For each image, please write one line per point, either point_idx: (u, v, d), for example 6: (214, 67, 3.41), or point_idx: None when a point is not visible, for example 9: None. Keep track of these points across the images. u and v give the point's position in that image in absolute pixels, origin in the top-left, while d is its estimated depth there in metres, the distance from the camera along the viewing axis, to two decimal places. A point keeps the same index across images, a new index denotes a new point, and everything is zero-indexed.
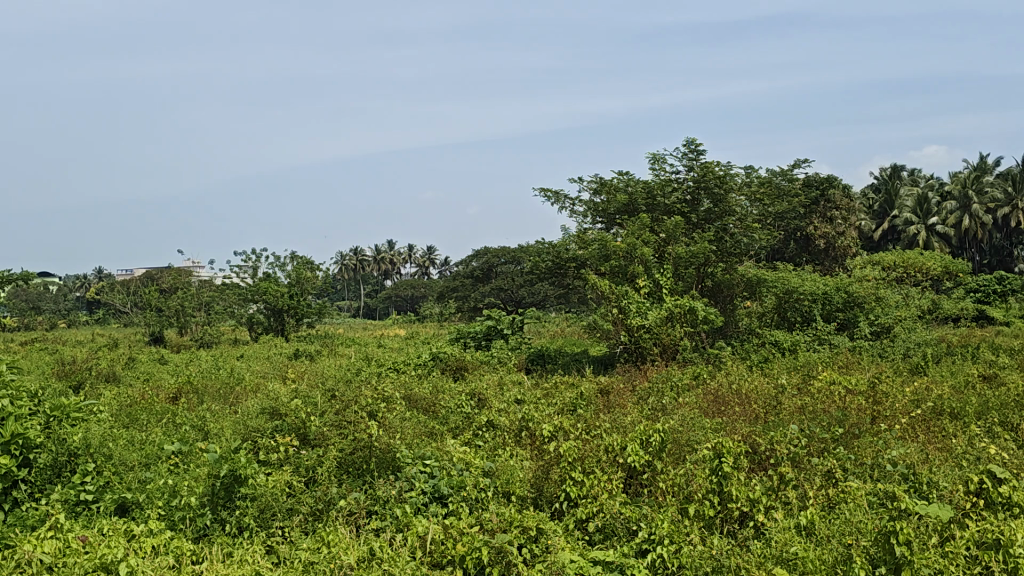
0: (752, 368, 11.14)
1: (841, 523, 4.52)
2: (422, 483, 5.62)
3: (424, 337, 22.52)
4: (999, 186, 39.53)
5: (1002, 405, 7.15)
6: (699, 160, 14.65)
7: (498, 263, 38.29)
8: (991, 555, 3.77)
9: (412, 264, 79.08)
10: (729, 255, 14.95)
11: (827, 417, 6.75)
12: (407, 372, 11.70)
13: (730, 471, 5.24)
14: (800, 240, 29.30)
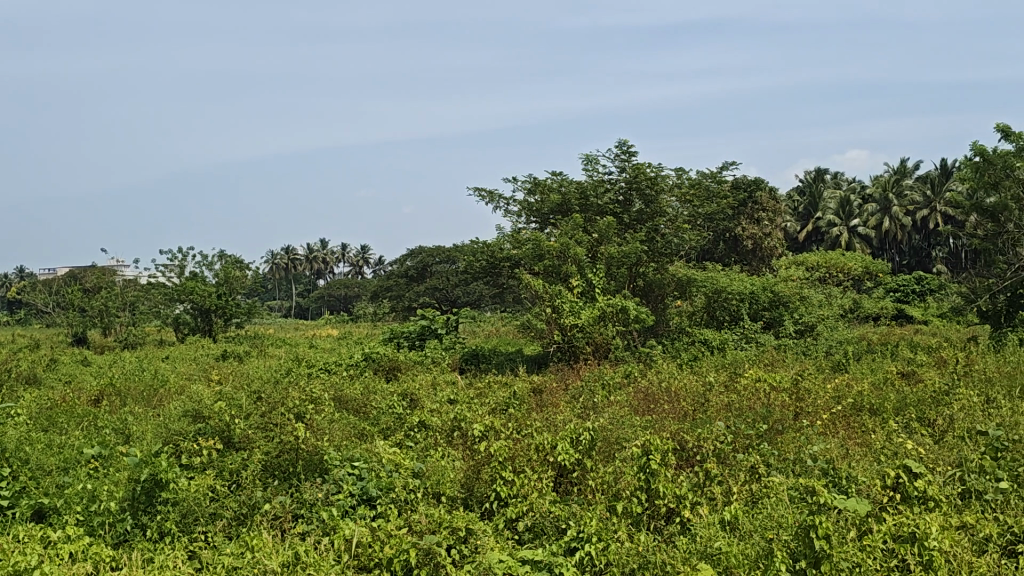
0: (681, 366, 11.36)
1: (764, 518, 4.61)
2: (350, 485, 5.59)
3: (355, 337, 22.35)
4: (918, 189, 41.04)
5: (919, 401, 7.41)
6: (631, 161, 14.81)
7: (432, 262, 38.14)
8: (906, 547, 3.88)
9: (346, 263, 78.28)
10: (660, 255, 14.99)
11: (752, 413, 6.90)
12: (337, 373, 11.58)
13: (658, 467, 5.31)
14: (730, 240, 29.85)
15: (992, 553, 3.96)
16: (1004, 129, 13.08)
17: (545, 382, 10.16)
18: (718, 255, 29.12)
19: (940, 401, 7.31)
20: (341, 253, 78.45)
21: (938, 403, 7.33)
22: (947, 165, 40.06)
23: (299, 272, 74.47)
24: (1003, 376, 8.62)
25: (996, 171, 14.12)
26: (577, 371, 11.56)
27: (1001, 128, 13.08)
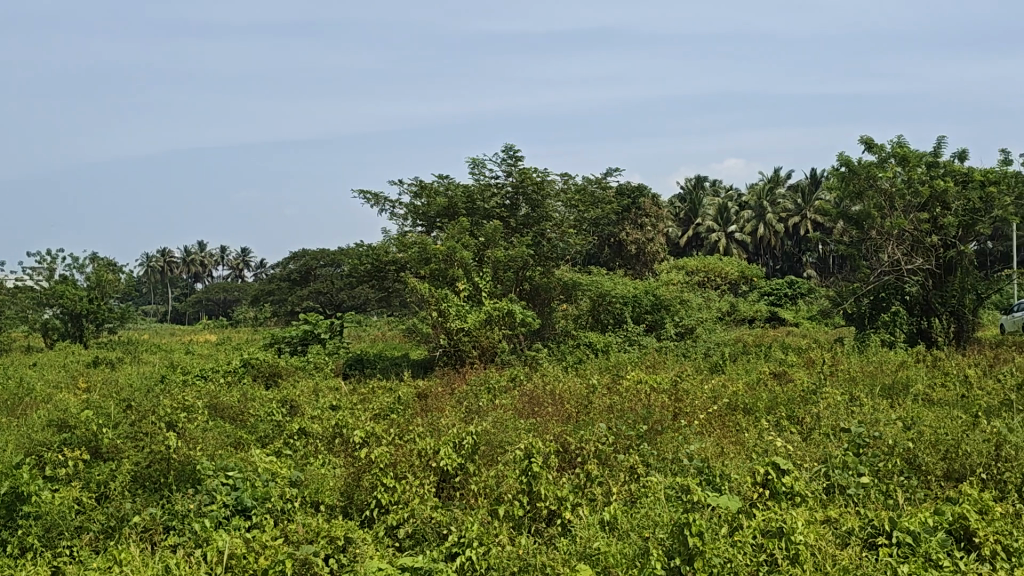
0: (565, 368, 11.59)
1: (641, 518, 4.72)
2: (224, 496, 5.39)
3: (233, 343, 21.67)
4: (790, 198, 43.19)
5: (788, 400, 7.75)
6: (517, 166, 14.91)
7: (317, 265, 37.12)
8: (774, 542, 4.02)
9: (227, 266, 76.08)
10: (546, 260, 15.28)
11: (633, 415, 7.06)
12: (215, 380, 11.23)
13: (540, 470, 5.36)
14: (614, 245, 30.29)
15: (854, 546, 4.12)
16: (866, 141, 13.85)
17: (429, 387, 10.10)
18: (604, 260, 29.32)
19: (807, 399, 7.69)
20: (221, 256, 75.93)
21: (806, 402, 7.67)
22: (817, 174, 42.26)
23: (176, 276, 71.33)
24: (863, 375, 9.13)
25: (860, 180, 14.72)
26: (462, 376, 11.63)
27: (863, 140, 13.85)
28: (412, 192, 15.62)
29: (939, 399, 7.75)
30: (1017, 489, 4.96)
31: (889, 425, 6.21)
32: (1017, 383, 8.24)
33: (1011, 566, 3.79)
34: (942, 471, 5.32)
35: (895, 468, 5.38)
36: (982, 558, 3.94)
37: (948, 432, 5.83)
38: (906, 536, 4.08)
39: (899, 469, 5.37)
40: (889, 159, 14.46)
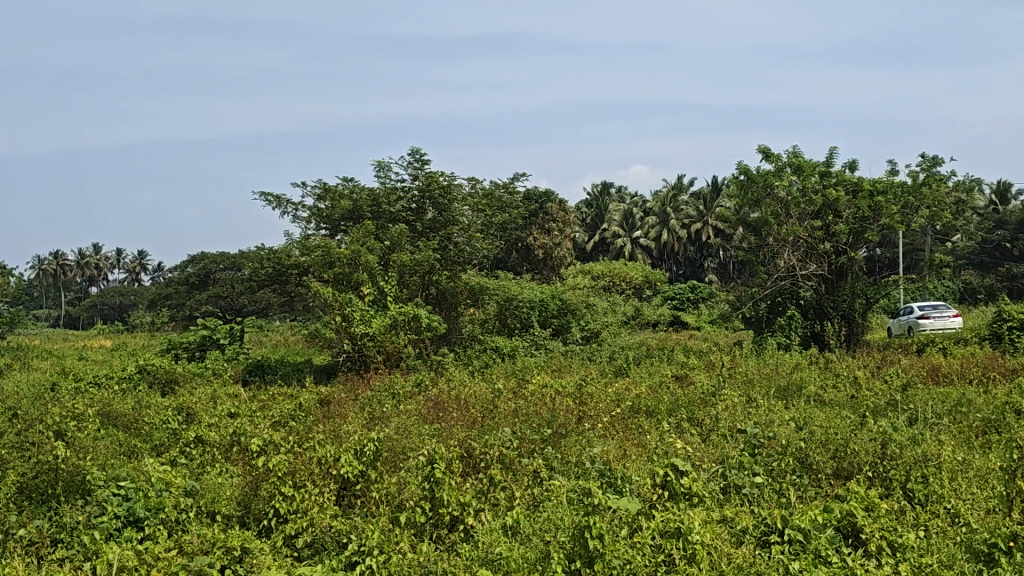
0: (471, 373, 11.64)
1: (543, 522, 4.75)
2: (115, 506, 5.16)
3: (128, 349, 20.93)
4: (692, 204, 44.46)
5: (688, 403, 7.95)
6: (424, 169, 14.81)
7: (215, 268, 34.47)
8: (672, 542, 4.08)
9: (124, 270, 73.40)
10: (453, 263, 15.17)
11: (538, 419, 7.12)
12: (108, 387, 10.81)
13: (442, 476, 5.32)
14: (521, 250, 30.48)
15: (748, 545, 4.22)
16: (763, 150, 14.33)
17: (332, 393, 9.96)
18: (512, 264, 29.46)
19: (707, 401, 7.88)
20: (118, 258, 73.14)
21: (705, 404, 7.88)
22: (718, 182, 43.53)
23: (70, 280, 68.29)
24: (759, 378, 9.41)
25: (757, 189, 15.29)
26: (366, 381, 11.60)
27: (761, 149, 14.33)
28: (316, 195, 15.40)
29: (830, 400, 8.08)
30: (900, 485, 5.21)
31: (782, 425, 6.42)
32: (901, 385, 8.66)
33: (894, 560, 3.96)
34: (832, 470, 5.55)
35: (788, 467, 5.56)
36: (869, 554, 4.11)
37: (838, 431, 6.07)
38: (797, 533, 4.21)
39: (792, 468, 5.56)
40: (785, 168, 15.00)
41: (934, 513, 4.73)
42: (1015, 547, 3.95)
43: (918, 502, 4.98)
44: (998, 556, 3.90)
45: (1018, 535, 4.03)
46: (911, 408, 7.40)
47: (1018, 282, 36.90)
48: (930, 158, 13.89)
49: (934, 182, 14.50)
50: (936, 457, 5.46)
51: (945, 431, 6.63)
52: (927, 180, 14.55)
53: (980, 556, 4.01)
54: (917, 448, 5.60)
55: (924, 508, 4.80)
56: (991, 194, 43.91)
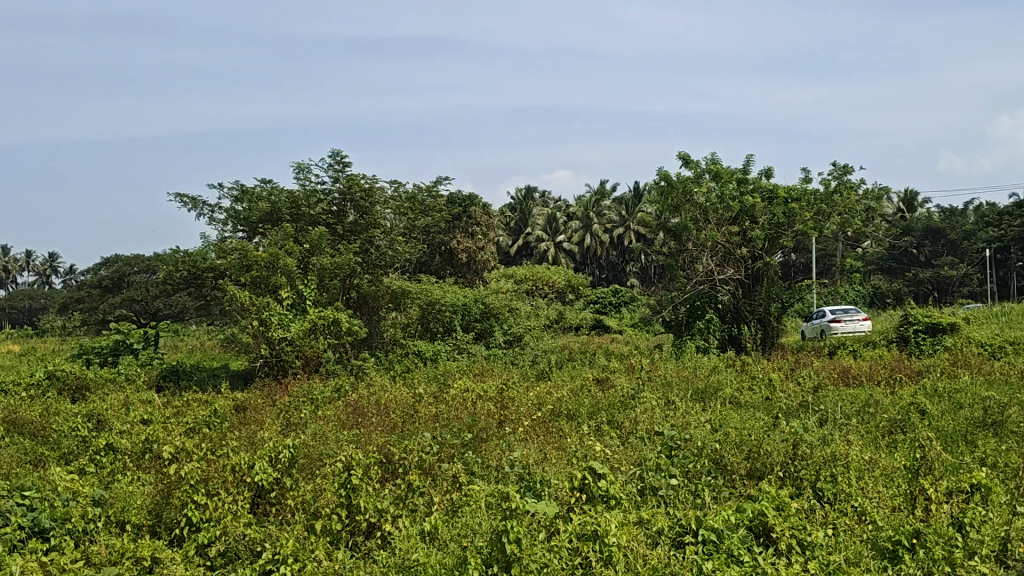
0: (392, 378, 11.56)
1: (461, 527, 4.72)
2: (18, 517, 4.96)
3: (33, 355, 20.08)
4: (614, 209, 45.18)
5: (608, 407, 8.04)
6: (345, 172, 14.67)
7: (130, 271, 33.14)
8: (588, 546, 4.09)
9: (33, 272, 70.62)
10: (374, 267, 15.07)
11: (458, 424, 7.11)
12: (13, 394, 10.38)
13: (359, 482, 5.25)
14: (444, 253, 30.40)
15: (664, 546, 4.27)
16: (683, 156, 14.60)
17: (248, 399, 9.76)
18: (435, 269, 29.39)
19: (627, 404, 7.98)
20: (28, 260, 70.27)
21: (625, 406, 7.97)
22: (641, 187, 44.21)
23: None
24: (678, 381, 9.58)
25: (677, 195, 15.42)
26: (285, 387, 11.40)
27: (680, 155, 14.59)
28: (232, 197, 14.87)
29: (745, 402, 8.27)
30: (810, 485, 5.36)
31: (698, 428, 6.53)
32: (813, 386, 8.91)
33: (803, 558, 4.06)
34: (746, 470, 5.68)
35: (703, 469, 5.66)
36: (779, 552, 4.20)
37: (750, 433, 6.21)
38: (711, 534, 4.26)
39: (707, 469, 5.67)
40: (704, 174, 15.25)
41: (843, 512, 4.87)
42: (918, 544, 4.14)
43: (827, 501, 5.12)
44: (902, 553, 4.08)
45: (920, 532, 4.22)
46: (821, 411, 7.61)
47: (922, 286, 38.51)
48: (842, 166, 14.34)
49: (846, 190, 15.00)
50: (844, 457, 5.62)
51: (853, 431, 6.84)
52: (839, 188, 15.00)
53: (885, 553, 4.17)
54: (825, 449, 5.76)
55: (833, 507, 4.93)
56: (898, 201, 45.82)
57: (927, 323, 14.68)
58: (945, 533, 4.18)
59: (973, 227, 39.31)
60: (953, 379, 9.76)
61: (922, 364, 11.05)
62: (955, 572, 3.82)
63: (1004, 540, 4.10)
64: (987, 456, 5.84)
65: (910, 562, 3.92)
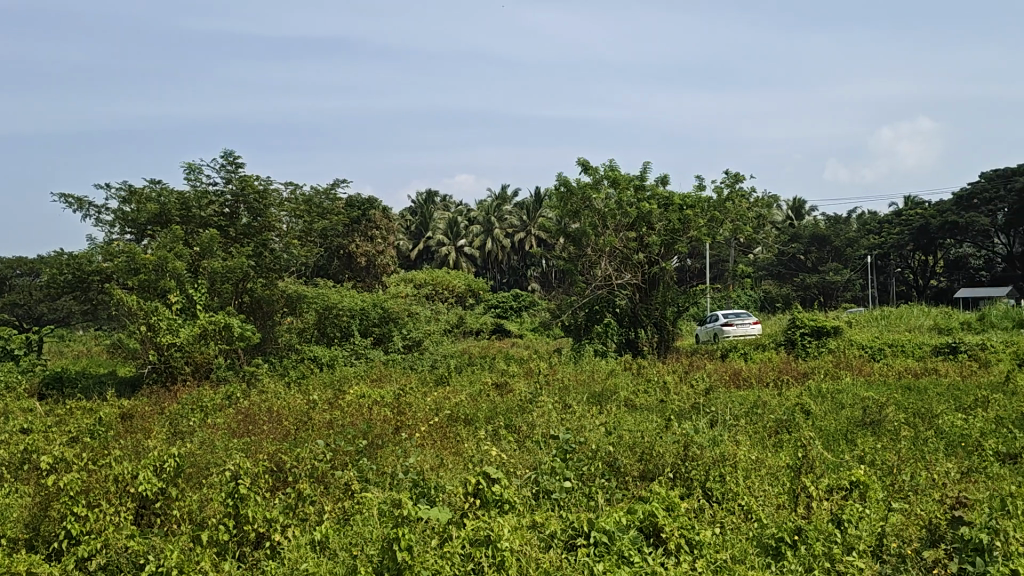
0: (286, 385, 11.31)
1: (352, 536, 4.68)
2: None
3: None
4: (516, 214, 45.74)
5: (506, 411, 8.09)
6: (238, 173, 14.33)
7: (13, 275, 31.90)
8: (481, 550, 4.06)
9: None
10: (268, 270, 14.72)
11: (352, 430, 7.04)
12: None
13: (247, 492, 5.12)
14: (343, 256, 29.88)
15: (556, 548, 4.28)
16: (582, 163, 14.85)
17: (135, 407, 9.41)
18: (334, 272, 28.91)
19: (525, 408, 8.04)
20: None
21: (523, 410, 8.04)
22: (542, 194, 44.88)
23: None
24: (575, 385, 9.72)
25: (576, 200, 15.72)
26: (174, 393, 11.13)
27: (579, 161, 14.82)
28: (120, 197, 14.31)
29: (641, 405, 8.43)
30: (700, 484, 5.50)
31: (592, 431, 6.62)
32: (705, 388, 9.16)
33: (691, 557, 4.15)
34: (638, 472, 5.82)
35: (597, 471, 5.74)
36: (668, 552, 4.28)
37: (643, 435, 6.34)
38: (602, 536, 4.31)
39: (601, 472, 5.75)
40: (602, 181, 15.54)
41: (731, 511, 5.01)
42: (798, 540, 4.30)
43: (716, 500, 5.27)
44: (784, 549, 4.23)
45: (802, 528, 4.39)
46: (711, 412, 7.81)
47: (810, 291, 40.15)
48: (733, 175, 14.85)
49: (737, 198, 15.69)
50: (732, 456, 5.81)
51: (742, 431, 7.06)
52: (731, 196, 15.71)
53: (768, 550, 4.31)
54: (715, 449, 5.92)
55: (722, 505, 5.09)
56: (788, 210, 47.77)
57: (812, 327, 15.34)
58: (824, 529, 4.35)
59: (857, 235, 41.26)
60: (835, 380, 10.22)
61: (809, 366, 11.52)
62: (833, 569, 3.98)
63: (879, 534, 4.30)
64: (866, 454, 6.12)
65: (792, 559, 4.06)
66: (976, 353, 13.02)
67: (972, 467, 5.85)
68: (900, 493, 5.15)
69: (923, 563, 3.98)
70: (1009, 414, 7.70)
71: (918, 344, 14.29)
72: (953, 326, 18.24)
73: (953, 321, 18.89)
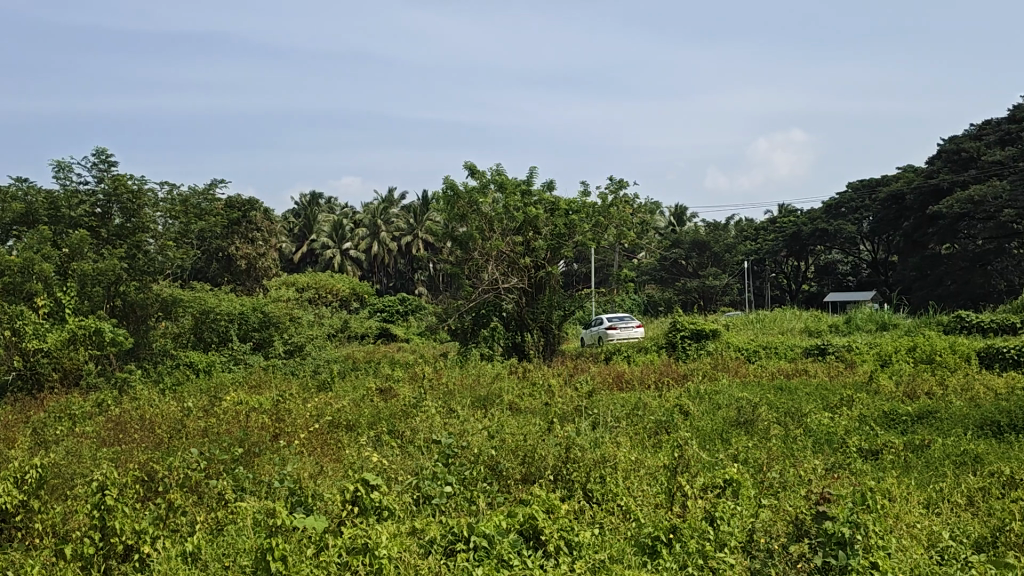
0: (160, 392, 10.88)
1: (225, 547, 4.54)
2: None
3: None
4: (402, 217, 45.09)
5: (390, 416, 8.01)
6: (110, 172, 13.83)
7: None
8: (358, 558, 4.00)
9: None
10: (142, 273, 14.15)
11: (228, 438, 6.83)
12: None
13: (115, 503, 4.88)
14: (222, 259, 29.12)
15: (436, 554, 4.26)
16: (470, 166, 14.87)
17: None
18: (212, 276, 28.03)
19: (408, 413, 7.98)
20: None
21: (407, 415, 7.99)
22: (429, 198, 44.82)
23: None
24: (459, 389, 9.71)
25: (463, 204, 15.65)
26: (39, 401, 10.58)
27: (467, 165, 14.86)
28: None
29: (525, 408, 8.52)
30: (581, 486, 5.60)
31: (475, 435, 6.64)
32: (589, 391, 9.31)
33: (570, 559, 4.20)
34: (520, 475, 5.85)
35: (479, 475, 5.74)
36: (548, 554, 4.33)
37: (525, 438, 6.40)
38: (482, 540, 4.29)
39: (483, 476, 5.75)
40: (489, 185, 15.64)
41: (610, 511, 5.13)
42: (673, 538, 4.43)
43: (596, 501, 5.37)
44: (660, 548, 4.33)
45: (676, 527, 4.51)
46: (594, 414, 7.93)
47: (690, 295, 41.52)
48: (617, 181, 15.18)
49: (621, 204, 16.14)
50: (612, 458, 5.95)
51: (623, 432, 7.23)
52: (615, 202, 16.13)
53: (645, 549, 4.41)
54: (595, 451, 6.06)
55: (602, 506, 5.19)
56: (670, 216, 49.24)
57: (692, 330, 15.90)
58: (697, 527, 4.50)
59: (734, 241, 42.86)
60: (713, 381, 10.59)
61: (688, 368, 11.88)
62: (705, 564, 4.10)
63: (748, 531, 4.48)
64: (739, 453, 6.32)
65: (667, 558, 4.19)
66: (842, 354, 13.75)
67: (837, 463, 6.17)
68: (769, 490, 5.38)
69: (788, 556, 4.15)
70: (870, 412, 8.15)
71: (790, 346, 14.96)
72: (822, 328, 19.24)
73: (822, 324, 19.86)
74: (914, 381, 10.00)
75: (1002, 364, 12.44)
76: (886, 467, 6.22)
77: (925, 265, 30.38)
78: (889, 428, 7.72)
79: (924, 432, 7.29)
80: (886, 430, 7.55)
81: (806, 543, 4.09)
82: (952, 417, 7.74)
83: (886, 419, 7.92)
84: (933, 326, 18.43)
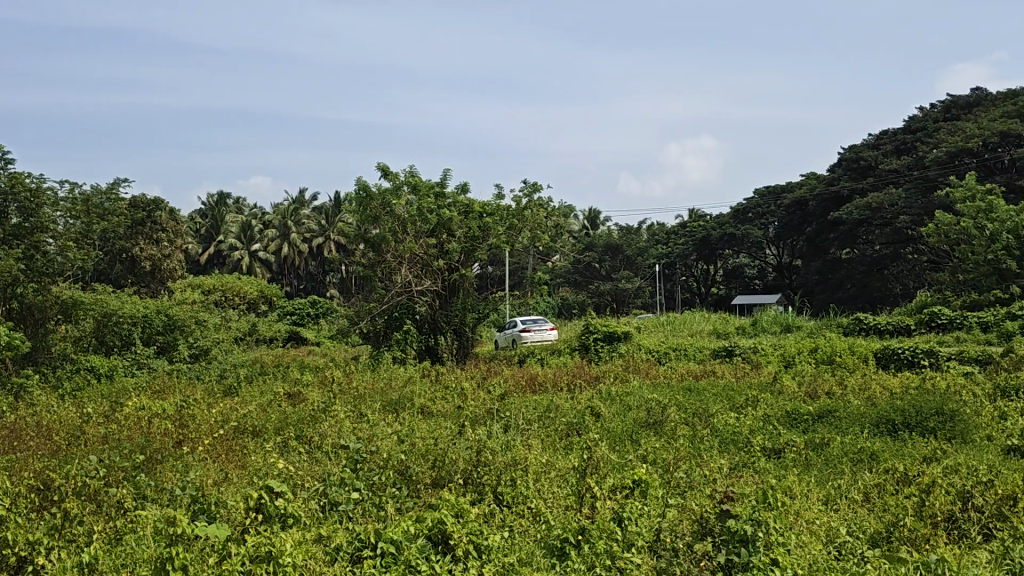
0: (57, 397, 10.44)
1: (123, 557, 4.38)
2: None
3: None
4: (313, 219, 44.53)
5: (297, 421, 7.86)
6: (6, 168, 12.96)
7: None
8: (262, 566, 3.92)
9: None
10: (41, 275, 13.47)
11: (129, 445, 6.62)
12: None
13: (6, 513, 4.66)
14: (125, 260, 28.22)
15: (342, 560, 4.20)
16: (383, 167, 14.75)
17: None
18: (114, 278, 27.23)
19: (317, 418, 7.83)
20: None
21: (316, 420, 7.85)
22: (342, 198, 44.27)
23: None
24: (370, 393, 9.58)
25: (376, 206, 15.48)
26: None
27: (379, 166, 14.73)
28: None
29: (436, 411, 8.49)
30: (492, 489, 5.60)
31: (384, 439, 6.55)
32: (500, 394, 9.33)
33: (478, 562, 4.20)
34: (430, 479, 5.82)
35: (388, 480, 5.68)
36: (457, 558, 4.31)
37: (436, 441, 6.37)
38: (389, 546, 4.23)
39: (392, 480, 5.69)
40: (403, 187, 15.50)
41: (520, 514, 5.15)
42: (582, 539, 4.48)
43: (506, 503, 5.37)
44: (569, 549, 4.38)
45: (585, 529, 4.56)
46: (505, 417, 7.95)
47: (603, 297, 42.31)
48: (530, 184, 15.30)
49: (534, 207, 16.33)
50: (523, 461, 5.97)
51: (534, 435, 7.27)
52: (529, 205, 16.25)
53: (554, 551, 4.45)
54: (506, 454, 6.06)
55: (511, 509, 5.21)
56: (584, 220, 49.88)
57: (605, 332, 16.10)
58: (605, 528, 4.55)
59: (646, 245, 43.66)
60: (623, 383, 10.74)
61: (600, 370, 12.01)
62: (613, 564, 4.15)
63: (655, 530, 4.55)
64: (647, 454, 6.43)
65: (575, 559, 4.22)
66: (748, 355, 14.15)
67: (741, 463, 6.35)
68: (676, 490, 5.48)
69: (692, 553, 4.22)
70: (773, 412, 8.39)
71: (699, 348, 15.31)
72: (729, 330, 19.76)
73: (730, 326, 20.37)
74: (815, 381, 10.34)
75: (897, 364, 13.02)
76: (786, 465, 6.41)
77: (827, 269, 31.41)
78: (790, 428, 7.94)
79: (824, 431, 7.53)
80: (788, 430, 7.76)
81: (709, 542, 4.17)
82: (849, 416, 8.03)
83: (788, 419, 8.16)
84: (834, 327, 19.15)
